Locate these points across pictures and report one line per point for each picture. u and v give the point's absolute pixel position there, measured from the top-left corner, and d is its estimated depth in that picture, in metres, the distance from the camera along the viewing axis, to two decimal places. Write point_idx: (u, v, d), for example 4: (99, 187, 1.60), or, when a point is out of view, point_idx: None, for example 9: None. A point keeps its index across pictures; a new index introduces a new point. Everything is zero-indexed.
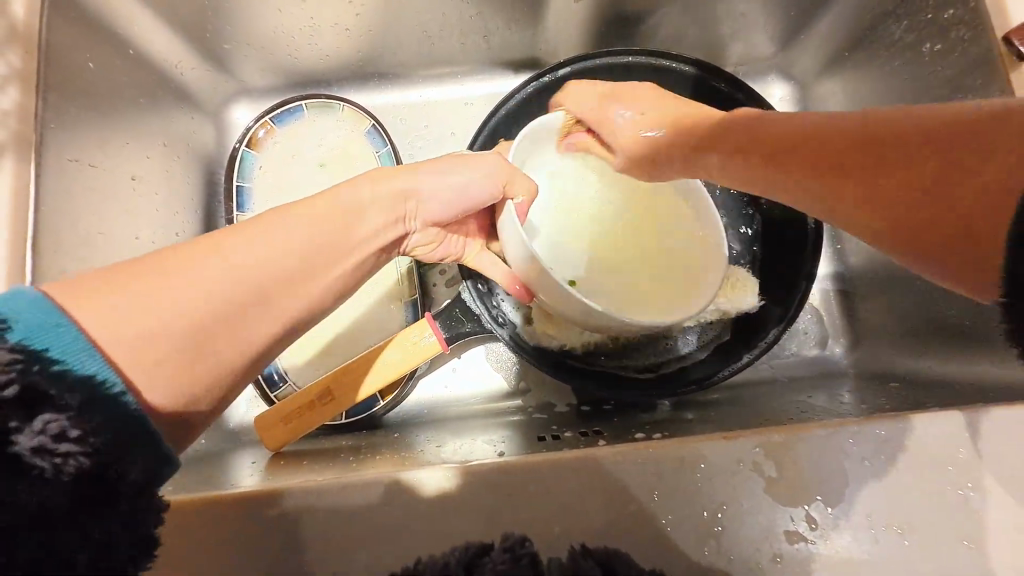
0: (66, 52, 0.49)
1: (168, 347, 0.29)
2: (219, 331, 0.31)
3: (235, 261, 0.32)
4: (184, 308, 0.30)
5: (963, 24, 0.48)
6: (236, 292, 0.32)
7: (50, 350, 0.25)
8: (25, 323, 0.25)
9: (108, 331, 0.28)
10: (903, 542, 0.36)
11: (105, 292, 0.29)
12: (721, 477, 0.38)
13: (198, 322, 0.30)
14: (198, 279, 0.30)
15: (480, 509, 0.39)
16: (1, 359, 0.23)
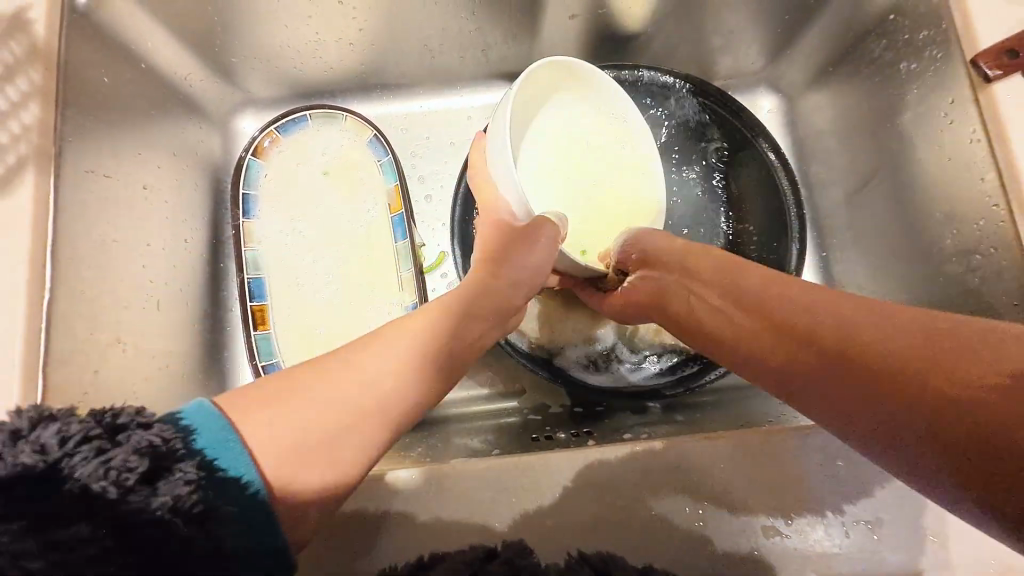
0: (83, 68, 0.51)
1: (308, 454, 0.32)
2: (341, 441, 0.33)
3: (359, 373, 0.35)
4: (323, 417, 0.33)
5: (937, 45, 0.50)
6: (361, 403, 0.34)
7: (220, 462, 0.30)
8: (204, 436, 0.30)
9: (267, 438, 0.31)
10: (873, 536, 0.38)
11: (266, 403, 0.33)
12: (702, 474, 0.40)
13: (327, 432, 0.33)
14: (342, 393, 0.34)
15: (475, 505, 0.41)
16: (186, 477, 0.28)
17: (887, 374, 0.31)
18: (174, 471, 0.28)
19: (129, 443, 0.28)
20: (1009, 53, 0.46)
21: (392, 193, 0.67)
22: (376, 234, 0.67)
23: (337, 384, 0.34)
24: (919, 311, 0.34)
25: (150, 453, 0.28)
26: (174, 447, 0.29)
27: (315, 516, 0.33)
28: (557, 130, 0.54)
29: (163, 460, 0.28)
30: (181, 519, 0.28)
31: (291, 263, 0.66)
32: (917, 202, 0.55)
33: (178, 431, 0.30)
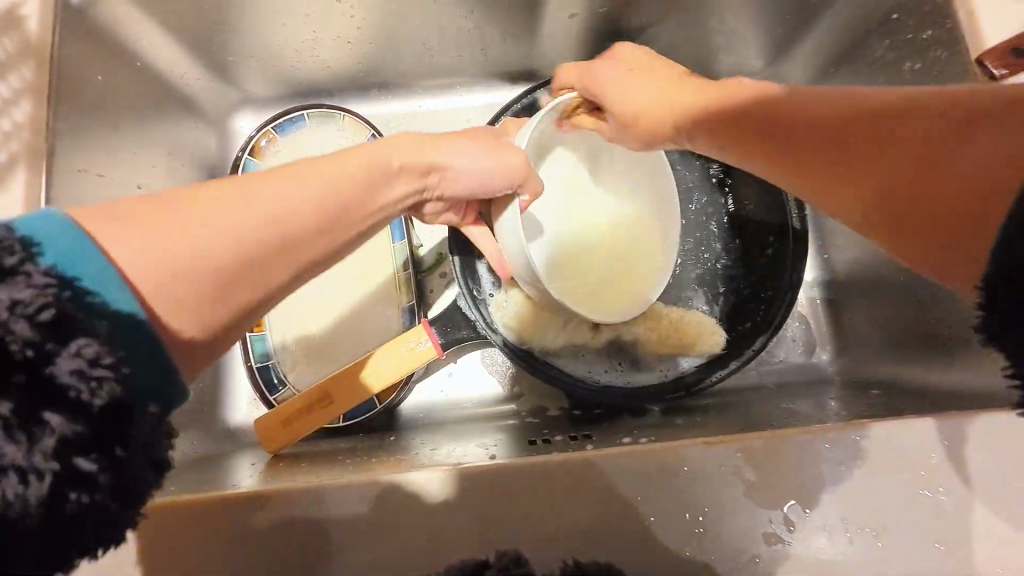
0: (76, 65, 0.51)
1: (179, 282, 0.28)
2: (217, 275, 0.29)
3: (246, 201, 0.31)
4: (199, 249, 0.29)
5: (942, 45, 0.49)
6: (259, 233, 0.31)
7: (83, 279, 0.25)
8: (55, 246, 0.25)
9: (130, 263, 0.27)
10: (876, 544, 0.38)
11: (125, 228, 0.28)
12: (703, 478, 0.39)
13: (227, 266, 0.30)
14: (218, 224, 0.30)
15: (471, 510, 0.40)
16: (35, 281, 0.23)
17: (941, 183, 0.31)
18: (19, 276, 0.23)
19: None
20: (1015, 51, 0.45)
21: None
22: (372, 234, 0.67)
23: (215, 217, 0.30)
24: (920, 116, 0.32)
25: None
26: (14, 250, 0.23)
27: (217, 334, 0.31)
28: (588, 189, 0.60)
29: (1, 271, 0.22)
30: (33, 328, 0.22)
31: None
32: None
33: (19, 237, 0.24)
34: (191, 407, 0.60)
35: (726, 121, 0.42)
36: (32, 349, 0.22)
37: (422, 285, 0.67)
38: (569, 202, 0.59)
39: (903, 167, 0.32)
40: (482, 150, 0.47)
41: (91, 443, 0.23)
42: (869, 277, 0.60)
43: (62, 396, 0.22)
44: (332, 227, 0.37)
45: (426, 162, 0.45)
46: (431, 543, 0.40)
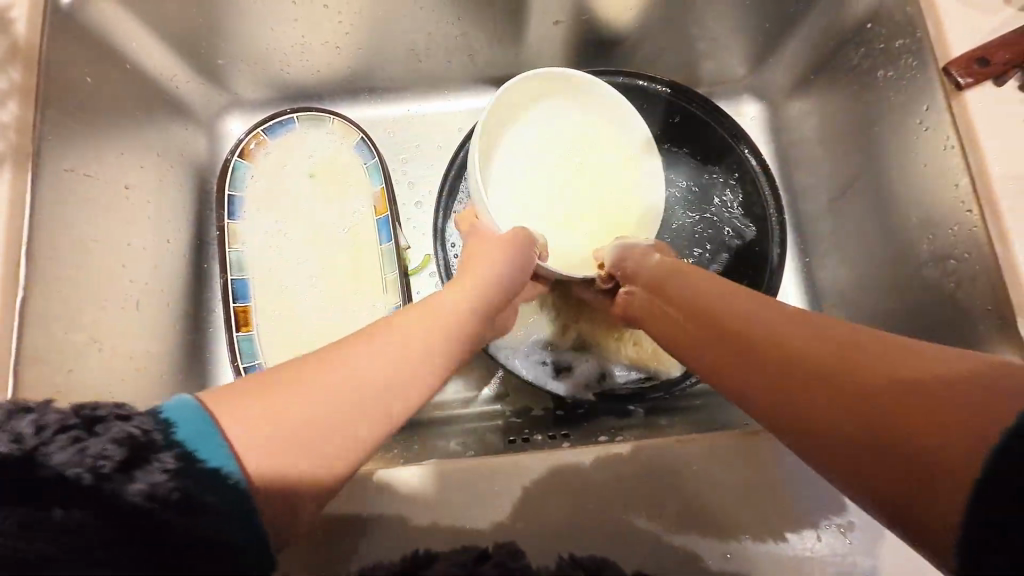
0: (65, 67, 0.51)
1: (324, 422, 0.30)
2: (358, 414, 0.31)
3: (344, 364, 0.32)
4: (336, 407, 0.30)
5: (911, 53, 0.51)
6: (348, 395, 0.31)
7: (201, 453, 0.27)
8: (186, 428, 0.28)
9: (250, 438, 0.28)
10: (844, 538, 0.39)
11: (248, 405, 0.29)
12: (678, 476, 0.40)
13: (325, 424, 0.30)
14: (352, 378, 0.31)
15: (447, 506, 0.41)
16: (167, 465, 0.26)
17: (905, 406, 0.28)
18: (154, 460, 0.26)
19: (108, 432, 0.27)
20: (980, 61, 0.46)
21: (378, 196, 0.67)
22: (360, 235, 0.67)
23: (339, 365, 0.32)
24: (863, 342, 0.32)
25: (129, 441, 0.27)
26: (152, 436, 0.27)
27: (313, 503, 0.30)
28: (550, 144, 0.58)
29: (141, 450, 0.27)
30: (161, 505, 0.26)
31: (277, 264, 0.66)
32: (896, 208, 0.55)
33: (159, 423, 0.28)
34: None
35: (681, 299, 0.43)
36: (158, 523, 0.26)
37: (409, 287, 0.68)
38: (525, 156, 0.58)
39: (867, 405, 0.29)
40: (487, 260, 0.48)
41: None
42: (854, 279, 0.61)
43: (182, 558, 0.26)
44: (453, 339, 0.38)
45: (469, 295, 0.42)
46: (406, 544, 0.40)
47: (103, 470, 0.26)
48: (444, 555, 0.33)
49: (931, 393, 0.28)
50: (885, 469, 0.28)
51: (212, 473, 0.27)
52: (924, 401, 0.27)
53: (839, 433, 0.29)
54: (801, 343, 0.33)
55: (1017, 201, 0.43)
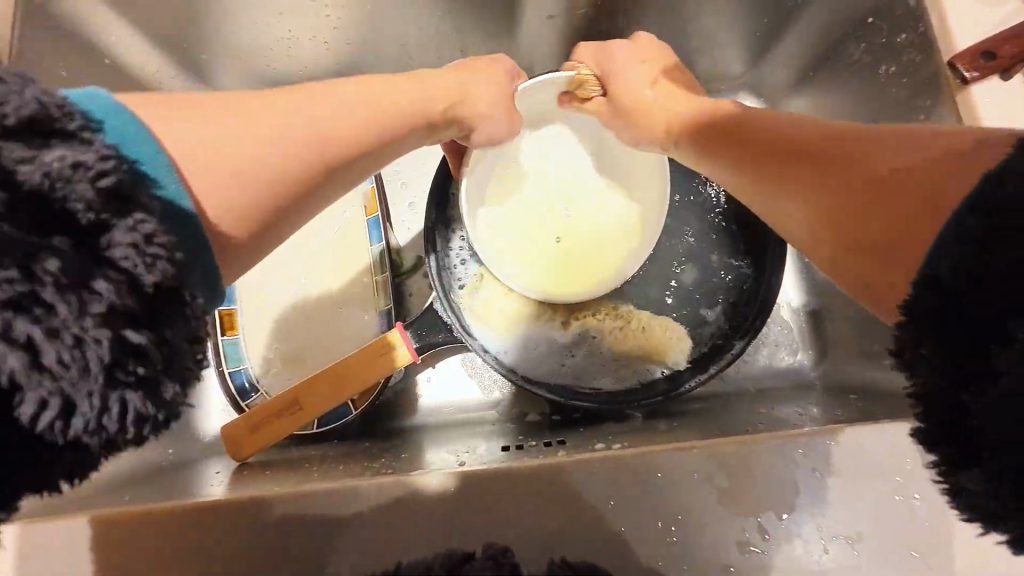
0: (37, 61, 0.49)
1: (258, 159, 0.33)
2: (290, 160, 0.34)
3: (278, 122, 0.35)
4: (278, 162, 0.34)
5: (913, 48, 0.50)
6: (282, 155, 0.34)
7: (135, 159, 0.27)
8: (108, 119, 0.27)
9: (206, 155, 0.31)
10: (851, 550, 0.37)
11: (190, 117, 0.31)
12: (678, 486, 0.38)
13: (268, 172, 0.33)
14: (272, 118, 0.34)
15: (437, 520, 0.39)
16: (97, 150, 0.25)
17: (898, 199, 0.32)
18: (79, 141, 0.24)
19: (9, 95, 0.23)
20: (987, 53, 0.44)
21: (368, 195, 0.66)
22: (350, 236, 0.66)
23: (257, 112, 0.34)
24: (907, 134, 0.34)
25: (40, 109, 0.24)
26: (69, 117, 0.24)
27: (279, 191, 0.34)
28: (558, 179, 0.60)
29: (50, 132, 0.24)
30: (94, 203, 0.24)
31: (262, 268, 0.65)
32: None
33: (78, 110, 0.25)
34: None
35: (688, 139, 0.48)
36: (94, 212, 0.24)
37: (400, 289, 0.66)
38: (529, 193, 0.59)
39: (872, 209, 0.33)
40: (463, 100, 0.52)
41: (143, 317, 0.25)
42: None
43: (116, 262, 0.24)
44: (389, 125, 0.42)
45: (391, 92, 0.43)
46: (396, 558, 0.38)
47: (67, 190, 0.23)
48: (429, 559, 0.33)
49: (917, 194, 0.31)
50: (871, 235, 0.33)
51: (170, 214, 0.28)
52: (925, 190, 0.30)
53: (838, 241, 0.35)
54: (817, 156, 0.37)
55: None
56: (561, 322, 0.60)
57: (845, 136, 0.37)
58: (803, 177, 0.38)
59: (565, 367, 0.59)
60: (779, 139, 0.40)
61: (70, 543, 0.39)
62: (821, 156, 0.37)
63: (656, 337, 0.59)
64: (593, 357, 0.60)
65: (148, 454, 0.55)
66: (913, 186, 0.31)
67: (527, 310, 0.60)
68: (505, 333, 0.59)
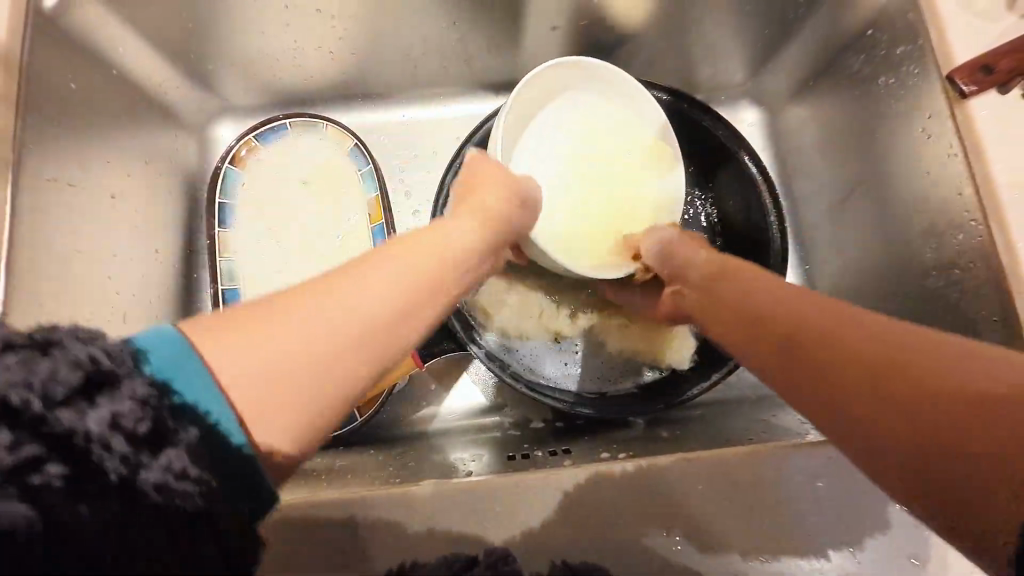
0: (49, 72, 0.49)
1: (318, 369, 0.28)
2: (345, 363, 0.29)
3: (344, 303, 0.30)
4: (314, 350, 0.28)
5: (913, 61, 0.50)
6: (348, 338, 0.29)
7: (176, 384, 0.26)
8: (158, 354, 0.26)
9: (245, 367, 0.27)
10: (852, 558, 0.38)
11: (231, 337, 0.28)
12: (682, 497, 0.39)
13: (321, 353, 0.28)
14: (319, 320, 0.29)
15: (446, 529, 0.39)
16: (136, 394, 0.24)
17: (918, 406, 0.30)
18: (120, 389, 0.24)
19: (63, 356, 0.23)
20: (985, 68, 0.45)
21: (373, 203, 0.66)
22: (354, 245, 0.66)
23: (310, 367, 0.28)
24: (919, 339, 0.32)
25: (85, 367, 0.23)
26: (121, 362, 0.25)
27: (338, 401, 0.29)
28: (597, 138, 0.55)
29: (99, 380, 0.24)
30: (129, 443, 0.23)
31: (268, 275, 0.65)
32: (900, 217, 0.54)
33: (129, 351, 0.26)
34: None
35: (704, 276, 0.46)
36: (127, 464, 0.23)
37: None
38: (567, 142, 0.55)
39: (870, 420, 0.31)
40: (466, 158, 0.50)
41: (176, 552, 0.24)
42: (855, 288, 0.61)
43: (149, 505, 0.24)
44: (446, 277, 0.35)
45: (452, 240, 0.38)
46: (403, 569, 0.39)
47: (102, 453, 0.23)
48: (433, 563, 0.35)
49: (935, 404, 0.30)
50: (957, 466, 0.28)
51: (212, 436, 0.26)
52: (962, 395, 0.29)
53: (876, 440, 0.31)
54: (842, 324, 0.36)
55: None
56: (556, 320, 0.61)
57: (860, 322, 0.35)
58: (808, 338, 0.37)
59: (549, 361, 0.61)
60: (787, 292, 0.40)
61: None
62: (880, 328, 0.34)
63: (647, 342, 0.60)
64: (578, 353, 0.62)
65: None
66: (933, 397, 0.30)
67: (522, 307, 0.60)
68: (499, 331, 0.60)
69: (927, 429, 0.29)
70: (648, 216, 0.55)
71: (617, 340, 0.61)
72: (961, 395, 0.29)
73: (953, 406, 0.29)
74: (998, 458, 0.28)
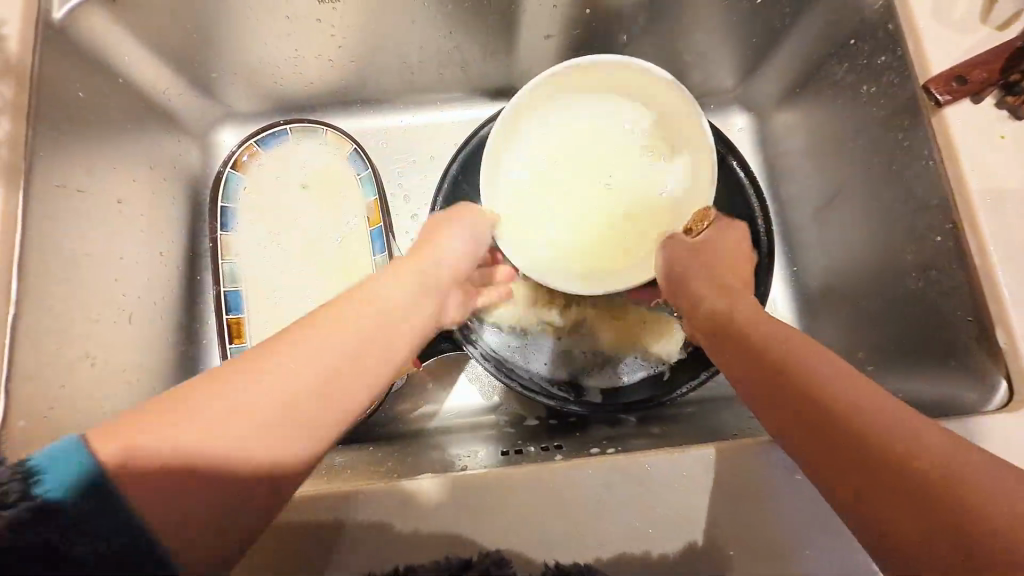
0: (58, 82, 0.51)
1: (294, 436, 0.33)
2: (296, 425, 0.33)
3: (305, 353, 0.35)
4: (286, 401, 0.33)
5: (893, 70, 0.52)
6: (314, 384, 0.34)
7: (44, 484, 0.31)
8: (56, 469, 0.31)
9: (222, 422, 0.32)
10: (830, 546, 0.40)
11: (213, 397, 0.32)
12: (666, 489, 0.41)
13: (295, 403, 0.34)
14: (288, 392, 0.33)
15: (442, 520, 0.41)
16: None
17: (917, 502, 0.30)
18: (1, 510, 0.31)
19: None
20: (959, 78, 0.47)
21: (371, 207, 0.68)
22: (353, 247, 0.68)
23: (276, 420, 0.33)
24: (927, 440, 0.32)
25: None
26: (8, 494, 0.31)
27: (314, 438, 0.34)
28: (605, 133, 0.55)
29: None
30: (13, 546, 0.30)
31: (268, 277, 0.66)
32: (881, 220, 0.56)
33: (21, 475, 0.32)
34: None
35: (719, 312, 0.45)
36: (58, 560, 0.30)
37: None
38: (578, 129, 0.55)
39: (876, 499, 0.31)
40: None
41: None
42: (840, 289, 0.62)
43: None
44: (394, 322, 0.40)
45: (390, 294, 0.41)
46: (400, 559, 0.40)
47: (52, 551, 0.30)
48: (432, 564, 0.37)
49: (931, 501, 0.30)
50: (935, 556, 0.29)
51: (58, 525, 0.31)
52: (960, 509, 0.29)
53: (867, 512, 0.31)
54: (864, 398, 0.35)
55: (994, 215, 0.45)
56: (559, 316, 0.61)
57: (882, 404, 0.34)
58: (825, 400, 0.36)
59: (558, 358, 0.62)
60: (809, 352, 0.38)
61: None
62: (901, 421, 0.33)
63: (653, 328, 0.61)
64: (590, 348, 0.62)
65: None
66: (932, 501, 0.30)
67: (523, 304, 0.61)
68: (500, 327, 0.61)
69: (920, 497, 0.30)
70: (649, 210, 0.54)
71: (628, 333, 0.61)
72: (971, 517, 0.29)
73: (931, 483, 0.30)
74: (958, 542, 0.28)
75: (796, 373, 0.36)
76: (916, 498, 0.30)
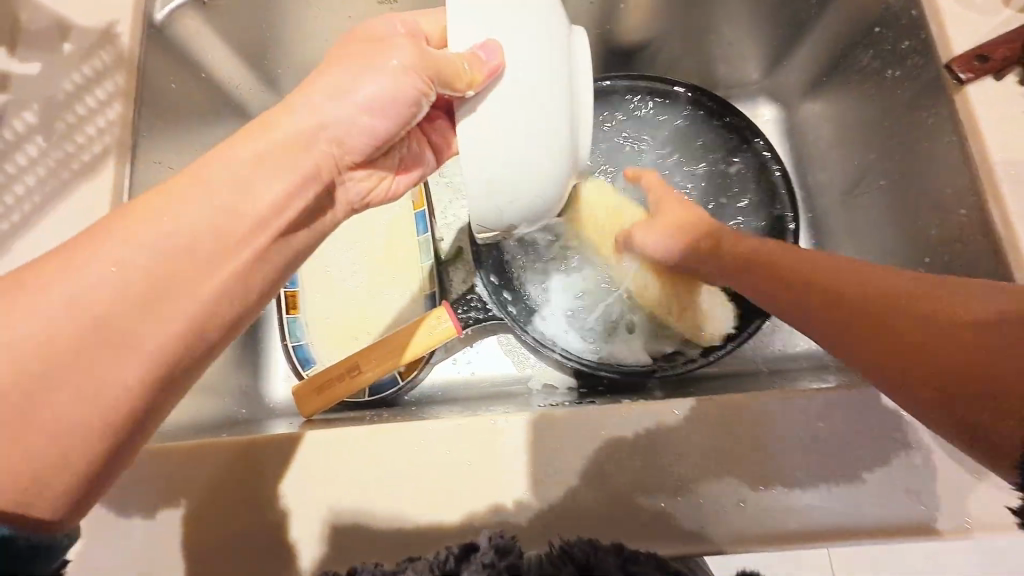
0: (156, 75, 0.58)
1: (55, 471, 0.34)
2: (47, 449, 0.33)
3: (82, 379, 0.34)
4: (48, 420, 0.33)
5: (917, 54, 0.55)
6: (78, 419, 0.34)
7: None
8: None
9: None
10: (850, 490, 0.43)
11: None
12: (691, 430, 0.45)
13: (55, 433, 0.33)
14: (37, 418, 0.33)
15: (485, 454, 0.46)
16: None
17: (941, 352, 0.36)
18: None
19: None
20: (980, 57, 0.49)
21: (416, 192, 0.74)
22: (401, 229, 0.75)
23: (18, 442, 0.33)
24: (924, 292, 0.39)
25: None
26: None
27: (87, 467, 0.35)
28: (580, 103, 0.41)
29: None
30: None
31: (323, 254, 0.75)
32: (907, 196, 0.58)
33: None
34: (231, 380, 0.67)
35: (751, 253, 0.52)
36: None
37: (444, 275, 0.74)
38: (548, 112, 0.38)
39: (907, 361, 0.37)
40: (357, 67, 0.41)
41: None
42: None
43: None
44: (155, 283, 0.36)
45: (89, 257, 0.35)
46: (455, 485, 0.45)
47: None
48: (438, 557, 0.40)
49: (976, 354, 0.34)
50: (940, 375, 0.35)
51: None
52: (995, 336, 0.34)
53: (923, 378, 0.36)
54: (901, 293, 0.40)
55: (1017, 186, 0.46)
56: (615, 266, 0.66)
57: (909, 288, 0.40)
58: (873, 305, 0.40)
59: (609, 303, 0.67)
60: (836, 278, 0.44)
61: (182, 471, 0.47)
62: (927, 306, 0.38)
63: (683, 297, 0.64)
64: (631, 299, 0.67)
65: (228, 410, 0.64)
66: (960, 336, 0.35)
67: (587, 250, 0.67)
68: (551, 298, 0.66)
69: (970, 374, 0.34)
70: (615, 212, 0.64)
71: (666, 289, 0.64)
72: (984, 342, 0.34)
73: (977, 356, 0.34)
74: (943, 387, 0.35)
75: (825, 290, 0.44)
76: (940, 375, 0.35)
